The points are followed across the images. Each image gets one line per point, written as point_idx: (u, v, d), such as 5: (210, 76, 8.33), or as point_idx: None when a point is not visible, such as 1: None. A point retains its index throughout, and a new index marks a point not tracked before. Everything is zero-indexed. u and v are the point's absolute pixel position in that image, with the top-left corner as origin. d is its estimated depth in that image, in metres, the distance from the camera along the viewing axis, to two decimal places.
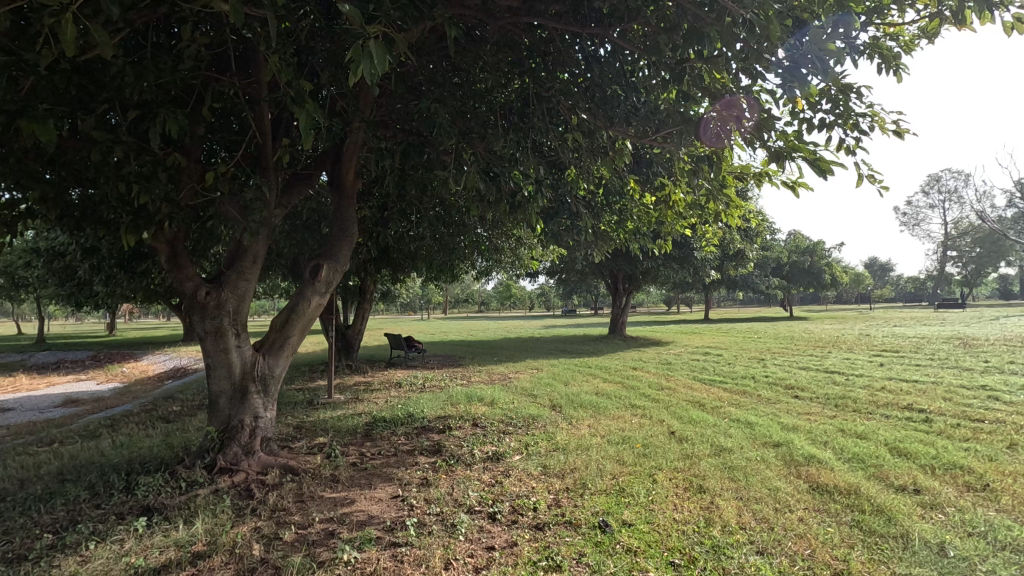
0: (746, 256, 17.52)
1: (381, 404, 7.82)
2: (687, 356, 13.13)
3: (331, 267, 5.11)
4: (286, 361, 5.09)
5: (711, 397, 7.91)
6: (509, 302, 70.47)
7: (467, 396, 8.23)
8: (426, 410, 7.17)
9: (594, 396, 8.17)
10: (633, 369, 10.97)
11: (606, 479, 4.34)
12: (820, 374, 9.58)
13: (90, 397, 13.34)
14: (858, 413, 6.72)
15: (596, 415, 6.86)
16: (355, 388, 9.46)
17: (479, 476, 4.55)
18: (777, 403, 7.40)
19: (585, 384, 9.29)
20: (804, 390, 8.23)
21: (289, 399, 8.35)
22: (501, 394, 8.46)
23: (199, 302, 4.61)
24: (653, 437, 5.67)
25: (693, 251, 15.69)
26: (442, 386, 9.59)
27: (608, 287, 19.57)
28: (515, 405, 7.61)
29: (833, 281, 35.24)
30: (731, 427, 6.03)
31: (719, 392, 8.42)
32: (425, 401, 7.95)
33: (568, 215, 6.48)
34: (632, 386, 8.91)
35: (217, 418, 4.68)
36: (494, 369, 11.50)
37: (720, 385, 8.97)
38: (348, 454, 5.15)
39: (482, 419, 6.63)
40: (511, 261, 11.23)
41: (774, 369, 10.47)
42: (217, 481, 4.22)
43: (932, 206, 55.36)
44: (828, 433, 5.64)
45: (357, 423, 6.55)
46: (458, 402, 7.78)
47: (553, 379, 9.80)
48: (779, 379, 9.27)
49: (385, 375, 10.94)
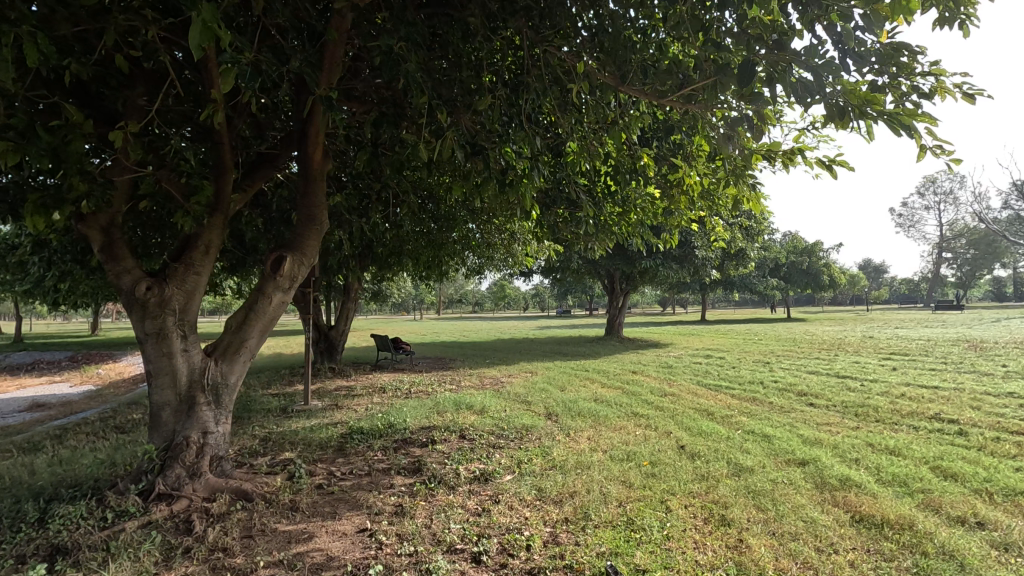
0: (747, 255, 16.98)
1: (360, 412, 7.15)
2: (688, 359, 12.54)
3: (295, 260, 4.46)
4: (243, 367, 4.43)
5: (719, 405, 7.29)
6: (503, 302, 69.77)
7: (455, 403, 7.57)
8: (409, 420, 6.52)
9: (592, 403, 7.55)
10: (633, 373, 10.37)
11: (612, 507, 3.72)
12: (833, 379, 9.00)
13: (57, 401, 12.54)
14: (882, 423, 6.14)
15: (596, 426, 6.22)
16: (336, 394, 8.78)
17: (463, 502, 3.92)
18: (792, 413, 6.80)
19: (583, 389, 8.66)
20: (819, 397, 7.65)
21: (261, 406, 7.67)
22: (492, 401, 7.82)
23: (138, 299, 3.94)
24: (660, 453, 5.05)
25: (693, 250, 15.10)
26: (429, 391, 8.93)
27: (605, 287, 18.97)
28: (507, 414, 6.97)
29: (830, 282, 34.82)
30: (747, 440, 5.43)
31: (727, 398, 7.82)
32: (409, 409, 7.30)
33: (566, 205, 5.86)
34: (633, 393, 8.30)
35: (159, 434, 4.01)
36: (486, 373, 10.85)
37: (727, 391, 8.37)
38: (315, 475, 4.49)
39: (470, 432, 5.99)
40: (505, 258, 10.60)
41: (782, 373, 9.90)
42: (151, 510, 3.56)
43: (928, 207, 55.19)
44: (856, 448, 5.05)
45: (331, 435, 5.89)
46: (445, 410, 7.12)
47: (549, 384, 9.17)
48: (789, 384, 8.68)
49: (368, 379, 10.27)
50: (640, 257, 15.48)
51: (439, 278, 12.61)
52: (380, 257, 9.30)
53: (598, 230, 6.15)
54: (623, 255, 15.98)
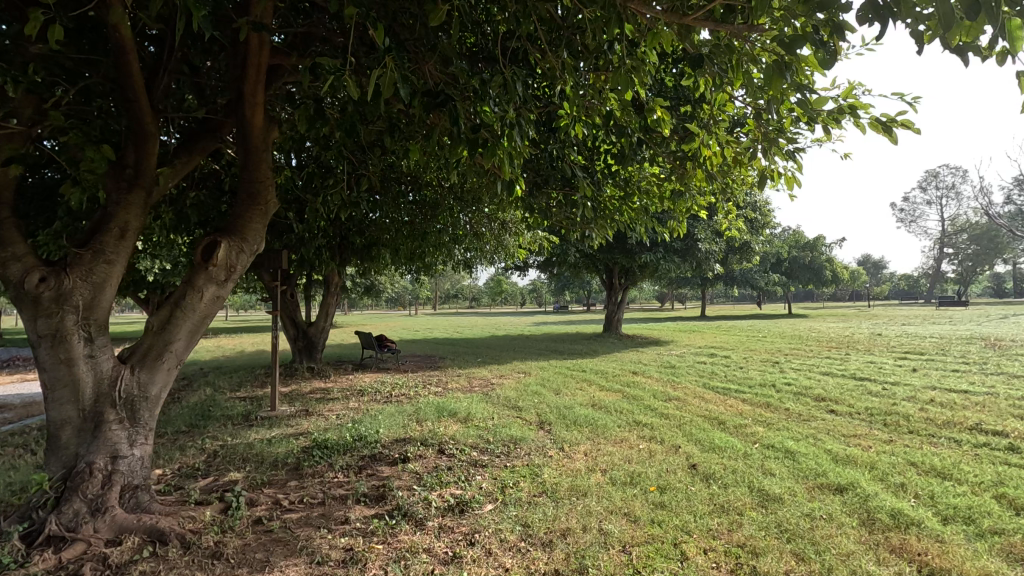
0: (751, 249, 16.28)
1: (330, 421, 6.38)
2: (691, 358, 11.83)
3: (233, 247, 3.70)
4: (169, 377, 3.67)
5: (731, 413, 6.56)
6: (500, 297, 69.04)
7: (438, 410, 6.82)
8: (382, 430, 5.77)
9: (589, 409, 6.83)
10: (633, 374, 9.64)
11: (614, 553, 2.99)
12: (851, 382, 8.29)
13: (16, 401, 11.68)
14: (918, 436, 5.42)
15: (595, 439, 5.48)
16: (309, 398, 8.03)
17: (432, 544, 3.20)
18: (813, 422, 6.07)
19: (580, 393, 7.92)
20: (840, 403, 6.93)
21: (221, 413, 6.89)
22: (478, 407, 7.08)
23: (27, 293, 3.15)
24: (669, 474, 4.33)
25: (696, 242, 14.41)
26: (411, 394, 8.19)
27: (604, 282, 18.23)
28: (493, 423, 6.24)
29: (833, 278, 34.16)
30: (768, 458, 4.70)
31: (738, 404, 7.10)
32: (385, 417, 6.55)
33: (560, 184, 5.12)
34: (636, 397, 7.57)
35: (57, 460, 3.25)
36: (476, 373, 10.12)
37: (737, 395, 7.65)
38: (256, 505, 3.72)
39: (452, 445, 5.25)
40: (496, 250, 9.86)
41: (794, 375, 9.19)
42: (31, 560, 2.79)
43: (929, 202, 54.59)
44: (896, 468, 4.34)
45: (289, 450, 5.13)
46: (425, 419, 6.37)
47: (543, 387, 8.43)
48: (804, 388, 7.96)
49: (348, 381, 9.50)
50: (640, 250, 14.74)
51: (426, 271, 11.82)
52: (359, 247, 8.53)
53: (598, 216, 5.42)
54: (623, 248, 15.26)
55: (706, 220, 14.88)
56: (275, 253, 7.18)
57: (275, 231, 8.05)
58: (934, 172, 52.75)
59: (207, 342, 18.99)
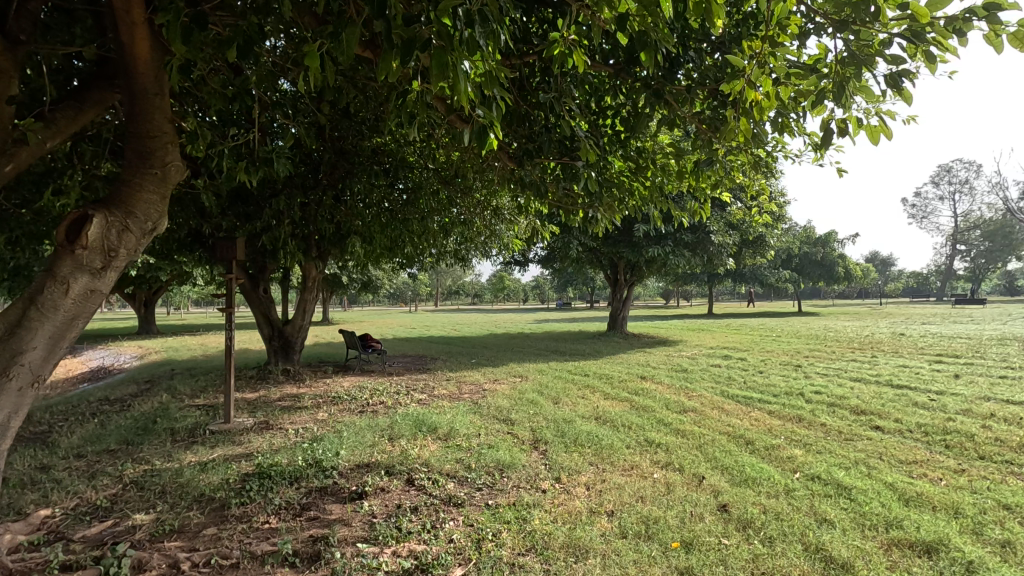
0: (767, 242, 15.26)
1: (289, 437, 5.44)
2: (704, 360, 10.85)
3: (114, 224, 2.73)
4: (24, 399, 2.70)
5: (760, 431, 5.58)
6: (503, 293, 67.98)
7: (417, 425, 5.85)
8: (345, 451, 4.83)
9: (593, 424, 5.88)
10: (641, 379, 8.67)
11: None
12: (891, 392, 7.28)
13: None
14: (995, 464, 4.45)
15: (599, 467, 4.51)
16: (275, 407, 7.09)
17: None
18: (860, 444, 5.08)
19: (582, 403, 6.94)
20: (885, 418, 5.95)
21: (165, 427, 5.95)
22: (464, 420, 6.12)
23: None
24: (697, 522, 3.36)
25: (709, 234, 13.38)
26: (391, 403, 7.25)
27: (608, 277, 17.24)
28: (479, 441, 5.29)
29: (846, 274, 32.97)
30: (819, 497, 3.73)
31: (765, 418, 6.13)
32: (354, 432, 5.60)
33: (557, 150, 4.14)
34: (648, 409, 6.59)
35: None
36: (467, 378, 9.13)
37: (763, 407, 6.67)
38: (144, 572, 2.76)
39: (425, 473, 4.29)
40: (489, 242, 8.90)
41: (823, 381, 8.19)
42: None
43: (942, 197, 53.26)
44: (991, 516, 3.36)
45: (224, 480, 4.18)
46: (399, 437, 5.40)
47: (540, 396, 7.43)
48: (838, 398, 6.95)
49: (324, 386, 8.55)
50: (648, 243, 13.69)
51: (415, 265, 10.85)
52: (333, 235, 7.59)
53: (604, 192, 4.49)
54: (629, 240, 14.25)
55: (719, 211, 13.83)
56: (231, 240, 6.24)
57: (238, 219, 7.11)
58: (947, 167, 51.54)
59: (190, 340, 18.04)
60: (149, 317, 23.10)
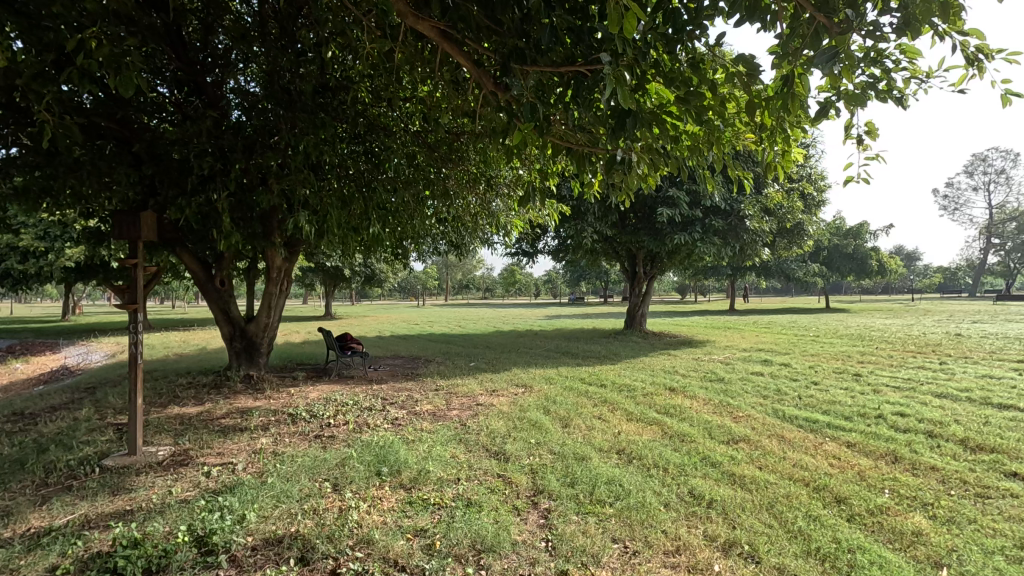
0: (805, 230, 13.54)
1: (198, 482, 3.94)
2: (740, 366, 9.24)
3: None
4: None
5: (850, 480, 3.99)
6: (513, 286, 66.37)
7: (377, 462, 4.34)
8: (259, 512, 3.36)
9: (611, 463, 4.36)
10: (669, 392, 7.09)
11: None
12: (1001, 416, 5.62)
13: None
14: None
15: (628, 551, 2.98)
16: (209, 428, 5.64)
17: None
18: (1008, 507, 3.50)
19: (599, 429, 5.38)
20: (1018, 460, 4.34)
21: (45, 460, 4.49)
22: (441, 455, 4.61)
23: None
24: None
25: (743, 220, 11.71)
26: (355, 424, 5.76)
27: (625, 270, 15.60)
28: (454, 493, 3.79)
29: (879, 269, 30.89)
30: None
31: (846, 456, 4.53)
32: (287, 474, 4.10)
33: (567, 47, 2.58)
34: (686, 440, 5.00)
35: None
36: (459, 388, 7.63)
37: (837, 438, 5.06)
38: None
39: (361, 563, 2.80)
40: (485, 224, 7.36)
41: (901, 398, 6.54)
42: None
43: (975, 188, 50.77)
44: None
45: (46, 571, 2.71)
46: (346, 485, 3.89)
47: (545, 416, 5.90)
48: (935, 425, 5.33)
49: (284, 397, 7.06)
50: (673, 230, 12.03)
51: (403, 254, 9.32)
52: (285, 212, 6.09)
53: (642, 123, 2.88)
54: (650, 228, 12.60)
55: (754, 194, 12.15)
56: (133, 213, 4.52)
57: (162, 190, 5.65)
58: (984, 156, 49.02)
59: (171, 337, 16.65)
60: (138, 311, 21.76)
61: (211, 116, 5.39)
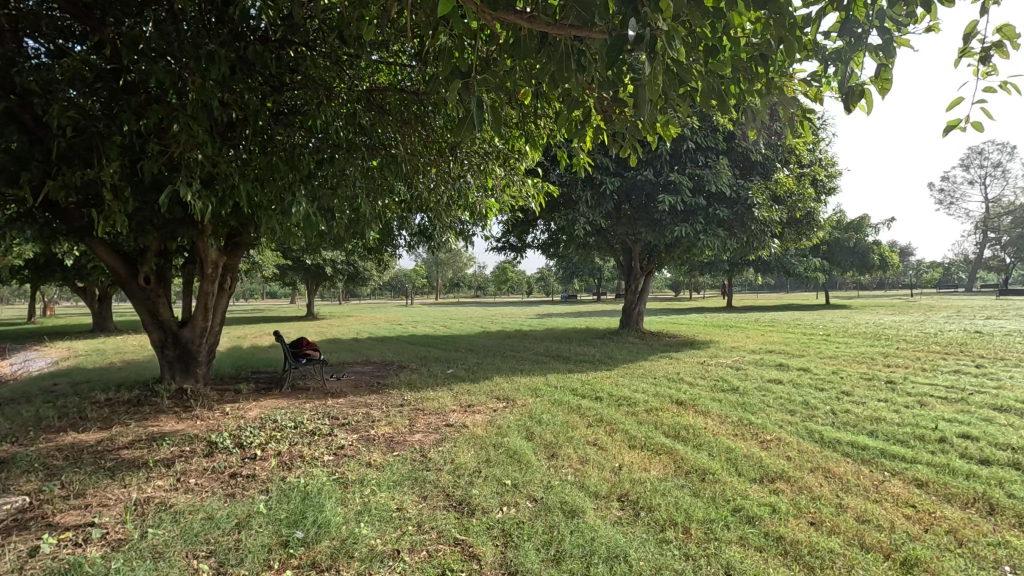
0: (817, 220, 12.45)
1: (17, 563, 2.73)
2: (755, 372, 8.09)
3: None
4: None
5: (946, 547, 2.86)
6: (505, 285, 65.10)
7: (288, 523, 3.14)
8: None
9: (609, 520, 3.19)
10: (678, 408, 5.93)
11: None
12: None
13: None
14: None
15: None
16: (95, 465, 4.39)
17: None
18: None
19: (595, 462, 4.21)
20: None
21: None
22: (382, 508, 3.41)
23: None
24: None
25: (751, 208, 10.59)
26: (284, 457, 4.53)
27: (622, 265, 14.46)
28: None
29: (881, 263, 30.00)
30: None
31: (924, 503, 3.39)
32: (154, 547, 2.88)
33: None
34: (709, 479, 3.83)
35: None
36: (428, 403, 6.44)
37: (902, 474, 3.91)
38: None
39: None
40: (456, 211, 6.12)
41: (957, 414, 5.41)
42: None
43: (972, 182, 50.17)
44: None
45: None
46: (231, 567, 2.70)
47: (527, 444, 4.71)
48: (1020, 454, 4.20)
49: (213, 419, 5.82)
50: (674, 220, 10.90)
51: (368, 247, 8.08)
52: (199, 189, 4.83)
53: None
54: (649, 218, 11.46)
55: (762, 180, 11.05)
56: None
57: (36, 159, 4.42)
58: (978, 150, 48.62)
59: (129, 342, 15.27)
60: (102, 313, 20.35)
61: (91, 63, 4.16)
